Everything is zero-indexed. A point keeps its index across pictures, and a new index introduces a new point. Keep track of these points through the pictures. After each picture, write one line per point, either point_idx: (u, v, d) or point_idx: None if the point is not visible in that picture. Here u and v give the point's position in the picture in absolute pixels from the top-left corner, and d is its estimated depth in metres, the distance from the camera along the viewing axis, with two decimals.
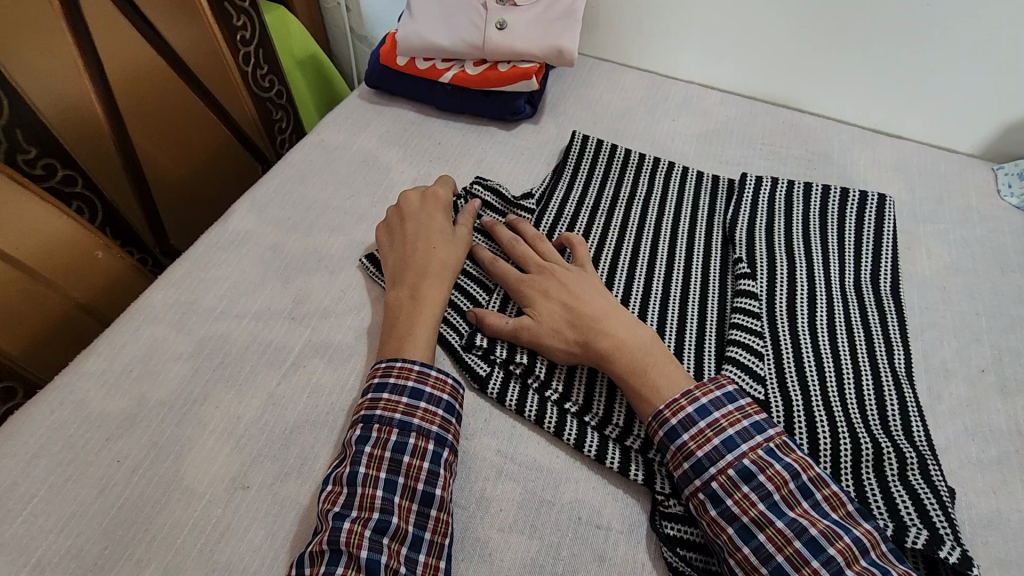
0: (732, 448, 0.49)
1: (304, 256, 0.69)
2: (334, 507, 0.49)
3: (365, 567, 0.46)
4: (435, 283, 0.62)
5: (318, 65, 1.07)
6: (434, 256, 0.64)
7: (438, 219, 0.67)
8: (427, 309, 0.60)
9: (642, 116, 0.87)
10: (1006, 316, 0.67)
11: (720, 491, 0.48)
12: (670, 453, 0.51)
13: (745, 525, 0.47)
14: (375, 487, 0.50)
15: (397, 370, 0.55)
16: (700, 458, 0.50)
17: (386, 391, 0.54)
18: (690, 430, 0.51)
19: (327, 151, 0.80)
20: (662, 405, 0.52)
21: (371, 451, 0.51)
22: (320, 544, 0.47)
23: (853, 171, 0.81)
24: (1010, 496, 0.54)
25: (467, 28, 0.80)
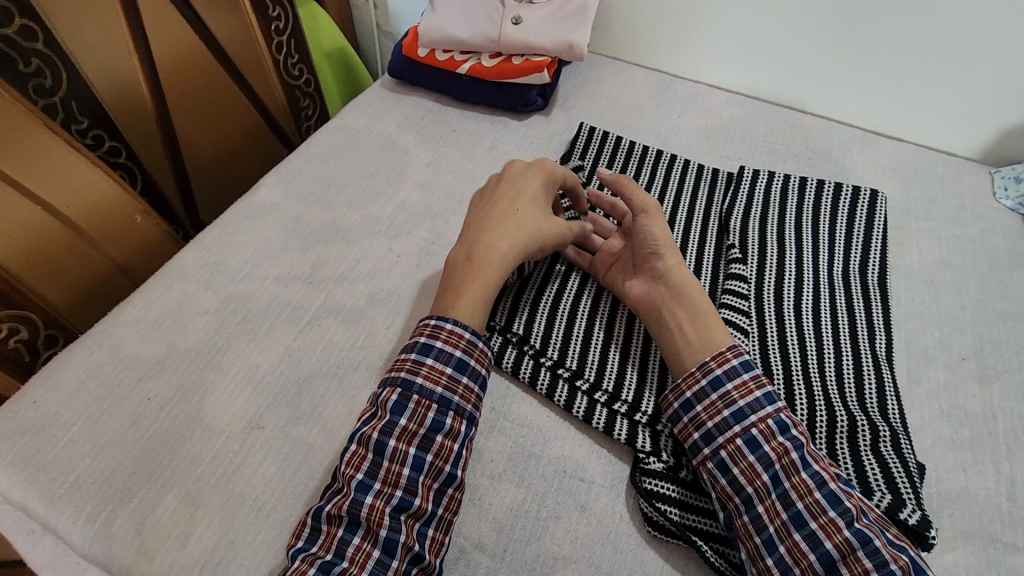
0: (772, 401, 0.52)
1: (323, 227, 0.75)
2: (358, 474, 0.50)
3: (382, 543, 0.48)
4: (494, 247, 0.61)
5: (345, 58, 1.14)
6: (510, 216, 0.63)
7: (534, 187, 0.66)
8: (485, 276, 0.59)
9: (649, 112, 0.91)
10: (992, 310, 0.69)
11: (758, 438, 0.51)
12: (709, 399, 0.53)
13: (776, 472, 0.49)
14: (403, 464, 0.51)
15: (447, 334, 0.56)
16: (741, 406, 0.52)
17: (430, 357, 0.54)
18: (735, 380, 0.53)
19: (350, 134, 0.86)
20: (708, 356, 0.55)
21: (405, 424, 0.52)
22: (338, 509, 0.49)
23: (851, 169, 0.84)
24: (978, 474, 0.57)
25: (485, 23, 0.86)
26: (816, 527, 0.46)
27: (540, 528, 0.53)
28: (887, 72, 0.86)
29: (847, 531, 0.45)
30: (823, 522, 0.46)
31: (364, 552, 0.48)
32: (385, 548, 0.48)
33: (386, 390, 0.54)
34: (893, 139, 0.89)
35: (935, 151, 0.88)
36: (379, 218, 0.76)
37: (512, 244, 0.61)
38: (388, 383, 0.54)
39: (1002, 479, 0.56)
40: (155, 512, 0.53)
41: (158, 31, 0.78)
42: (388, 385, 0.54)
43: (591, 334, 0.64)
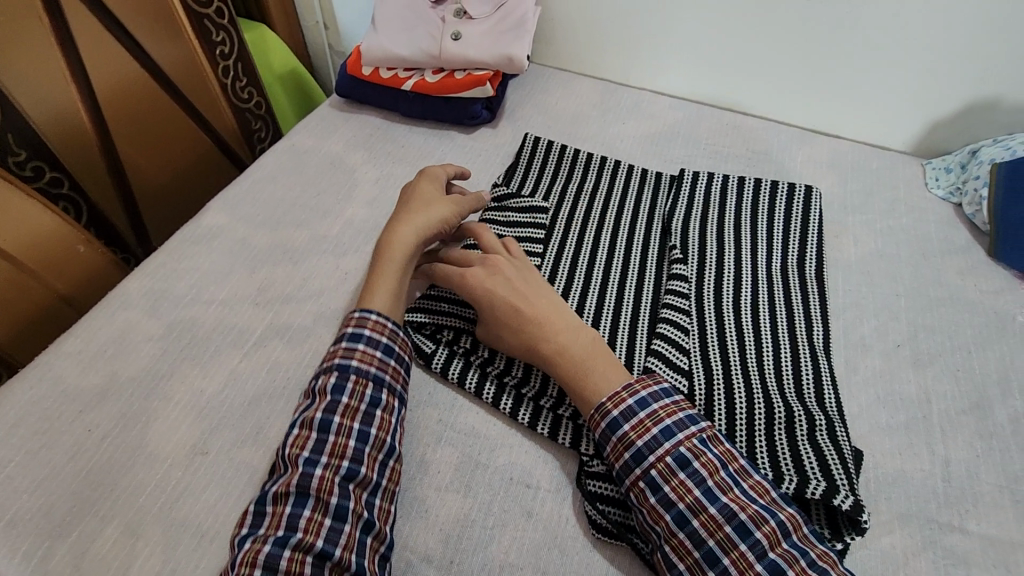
0: (670, 437, 0.51)
1: (271, 248, 0.75)
2: (304, 452, 0.51)
3: (334, 511, 0.49)
4: (395, 233, 0.65)
5: (299, 79, 1.15)
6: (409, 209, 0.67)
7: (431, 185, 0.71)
8: (396, 254, 0.63)
9: (594, 120, 0.93)
10: (925, 296, 0.71)
11: (658, 479, 0.50)
12: (612, 442, 0.52)
13: (680, 512, 0.48)
14: (348, 436, 0.52)
15: (372, 325, 0.58)
16: (640, 447, 0.51)
17: (362, 343, 0.57)
18: (631, 421, 0.52)
19: (298, 155, 0.87)
20: (604, 397, 0.53)
21: (347, 402, 0.54)
22: (286, 486, 0.49)
23: (790, 167, 0.86)
24: (914, 457, 0.58)
25: (425, 39, 0.87)
26: (728, 563, 0.46)
27: (486, 536, 0.53)
28: (819, 73, 0.88)
29: (758, 565, 0.45)
30: (734, 556, 0.46)
31: (316, 522, 0.48)
32: (336, 516, 0.48)
33: (322, 377, 0.56)
34: (830, 136, 0.92)
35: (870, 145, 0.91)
36: (327, 237, 0.76)
37: (413, 226, 0.65)
38: (322, 372, 0.56)
39: (937, 460, 0.58)
40: (95, 543, 0.52)
41: (96, 60, 0.78)
42: (323, 373, 0.56)
43: None
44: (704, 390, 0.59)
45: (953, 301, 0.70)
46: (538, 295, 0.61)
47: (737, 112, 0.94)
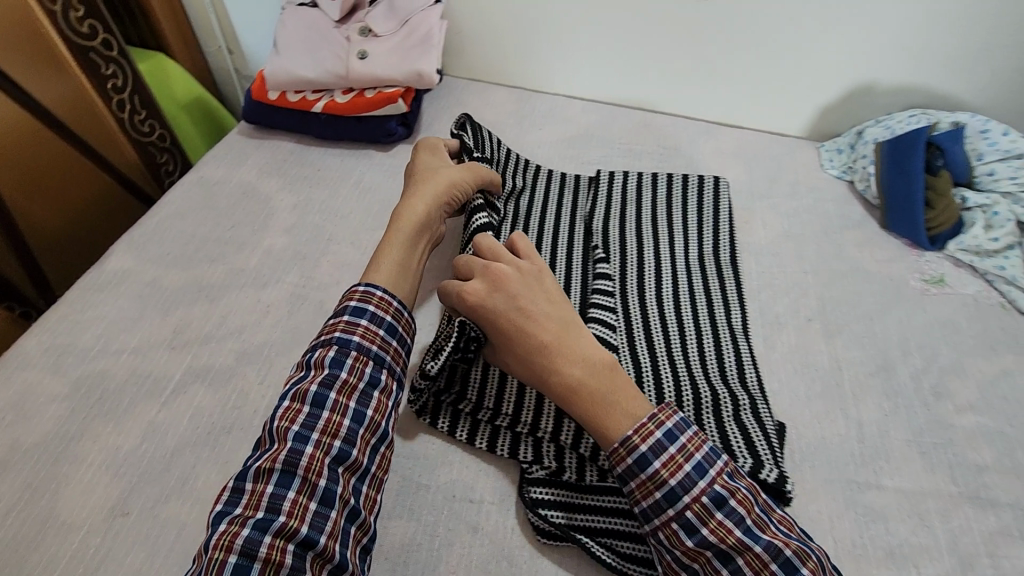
0: (702, 473, 0.47)
1: (185, 288, 0.71)
2: (294, 426, 0.48)
3: (320, 495, 0.46)
4: (410, 205, 0.66)
5: (205, 106, 1.10)
6: (421, 178, 0.69)
7: (429, 160, 0.73)
8: (410, 214, 0.65)
9: (511, 128, 0.94)
10: (829, 271, 0.76)
11: (694, 521, 0.46)
12: (639, 478, 0.48)
13: (723, 552, 0.45)
14: (343, 414, 0.50)
15: (377, 301, 0.56)
16: (673, 486, 0.47)
17: (364, 319, 0.55)
18: (661, 457, 0.48)
19: (207, 187, 0.83)
20: (630, 429, 0.49)
21: (345, 378, 0.51)
22: (272, 462, 0.46)
23: (699, 159, 0.90)
24: (831, 423, 0.62)
25: (330, 59, 0.85)
26: None
27: (432, 559, 0.52)
28: (719, 69, 0.92)
29: None
30: None
31: (301, 505, 0.45)
32: (323, 499, 0.46)
33: (320, 350, 0.53)
34: (733, 127, 0.97)
35: (770, 134, 0.96)
36: (245, 270, 0.74)
37: (425, 195, 0.67)
38: (321, 344, 0.54)
39: (851, 424, 0.62)
40: None
41: None
42: (321, 346, 0.53)
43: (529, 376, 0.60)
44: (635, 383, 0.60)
45: (854, 273, 0.76)
46: (545, 316, 0.54)
47: (646, 111, 0.98)
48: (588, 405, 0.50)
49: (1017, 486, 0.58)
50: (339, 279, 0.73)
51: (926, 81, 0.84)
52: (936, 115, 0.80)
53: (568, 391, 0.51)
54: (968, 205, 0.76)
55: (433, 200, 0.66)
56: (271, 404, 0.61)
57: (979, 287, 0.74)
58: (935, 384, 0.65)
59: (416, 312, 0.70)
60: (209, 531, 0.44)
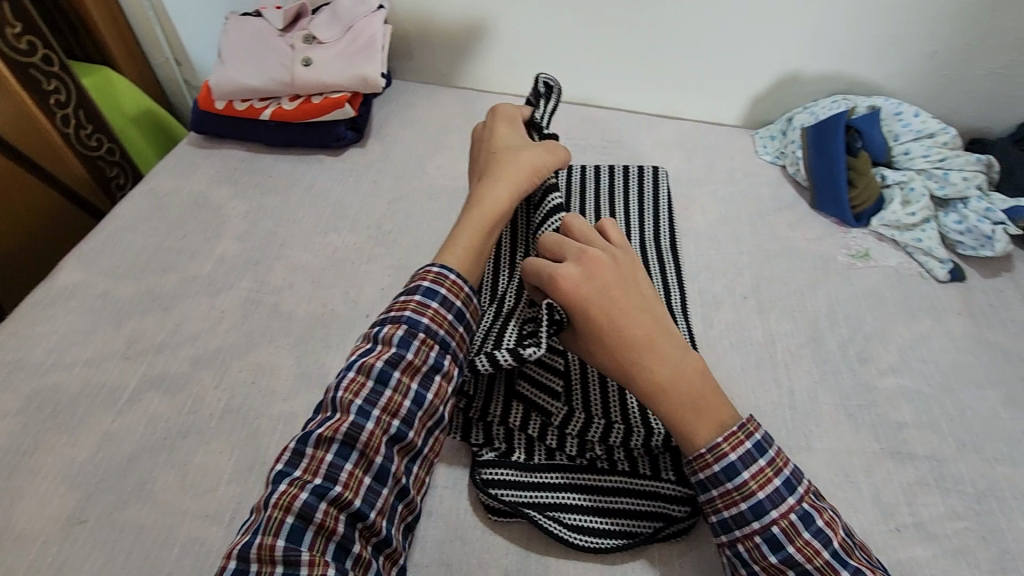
0: (791, 490, 0.48)
1: (137, 298, 0.72)
2: (358, 400, 0.50)
3: (375, 470, 0.49)
4: (490, 186, 0.63)
5: (154, 118, 1.10)
6: (501, 156, 0.66)
7: (509, 135, 0.69)
8: (489, 197, 0.62)
9: (461, 128, 0.97)
10: (763, 251, 0.80)
11: (780, 536, 0.47)
12: (723, 487, 0.49)
13: (807, 571, 0.47)
14: (404, 396, 0.52)
15: (449, 284, 0.56)
16: (761, 500, 0.48)
17: (436, 302, 0.55)
18: (751, 469, 0.48)
19: (157, 199, 0.84)
20: (720, 437, 0.49)
21: (410, 359, 0.52)
22: (334, 432, 0.49)
23: (641, 151, 0.94)
24: (765, 393, 0.66)
25: (275, 67, 0.86)
26: None
27: None
28: (656, 63, 0.95)
29: None
30: None
31: (356, 478, 0.48)
32: (377, 476, 0.49)
33: (388, 327, 0.54)
34: (674, 119, 1.01)
35: (708, 124, 1.01)
36: (198, 277, 0.75)
37: (505, 179, 0.63)
38: (389, 322, 0.54)
39: (783, 391, 0.66)
40: None
41: None
42: (390, 323, 0.54)
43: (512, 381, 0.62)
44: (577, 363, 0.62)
45: (786, 252, 0.80)
46: (637, 313, 0.53)
47: (590, 106, 1.02)
48: (682, 400, 0.50)
49: (933, 440, 0.62)
50: (293, 282, 0.74)
51: (846, 68, 0.90)
52: (853, 99, 0.87)
53: (655, 391, 0.51)
54: (886, 182, 0.82)
55: (517, 188, 0.63)
56: (227, 406, 0.62)
57: (900, 259, 0.79)
58: (861, 351, 0.70)
59: (369, 310, 0.72)
60: (270, 488, 0.48)
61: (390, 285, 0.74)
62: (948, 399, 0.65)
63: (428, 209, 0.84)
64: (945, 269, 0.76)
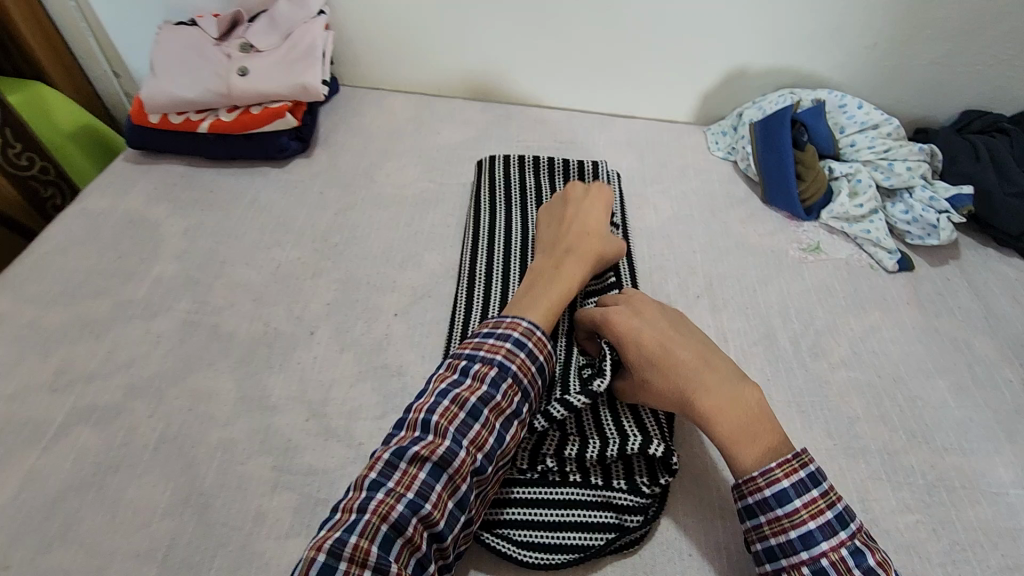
0: (845, 525, 0.46)
1: (66, 326, 0.69)
2: (451, 429, 0.50)
3: (459, 497, 0.49)
4: (576, 265, 0.64)
5: (93, 132, 1.05)
6: (589, 240, 0.67)
7: (600, 217, 0.70)
8: (574, 272, 0.63)
9: (410, 134, 0.95)
10: (716, 248, 0.80)
11: (830, 571, 0.45)
12: (771, 512, 0.48)
13: None
14: (490, 433, 0.51)
15: (536, 338, 0.56)
16: (812, 530, 0.46)
17: (525, 350, 0.55)
18: (803, 496, 0.47)
19: (89, 219, 0.80)
20: (774, 462, 0.49)
21: (500, 400, 0.52)
22: (431, 453, 0.49)
23: (594, 151, 0.93)
24: None
25: (210, 78, 0.83)
26: None
27: None
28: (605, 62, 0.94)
29: None
30: None
31: (443, 500, 0.48)
32: (459, 502, 0.49)
33: (480, 365, 0.54)
34: (626, 118, 1.00)
35: (660, 121, 1.00)
36: (132, 301, 0.71)
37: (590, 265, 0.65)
38: (480, 359, 0.54)
39: None
40: None
41: None
42: (481, 361, 0.54)
43: None
44: None
45: (739, 248, 0.80)
46: (690, 348, 0.55)
47: (542, 108, 1.00)
48: (732, 422, 0.51)
49: (884, 432, 0.62)
50: (233, 301, 0.72)
51: (792, 62, 0.90)
52: (799, 93, 0.87)
53: (710, 418, 0.52)
54: (834, 174, 0.82)
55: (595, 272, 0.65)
56: (162, 436, 0.60)
57: (850, 251, 0.79)
58: (812, 345, 0.69)
59: (314, 327, 0.69)
60: (364, 492, 0.47)
61: (336, 299, 0.72)
62: (898, 390, 0.65)
63: (376, 219, 0.82)
64: (893, 259, 0.77)
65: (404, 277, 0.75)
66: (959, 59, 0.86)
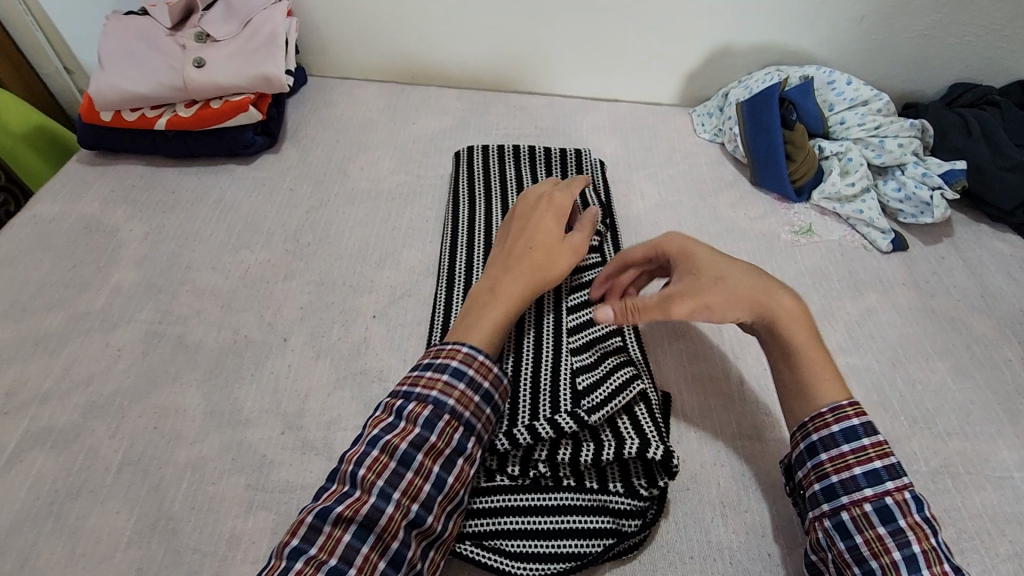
0: (904, 471, 0.46)
1: (18, 342, 0.64)
2: (379, 483, 0.46)
3: (391, 556, 0.45)
4: (513, 281, 0.57)
5: (49, 133, 0.98)
6: (532, 251, 0.60)
7: (549, 222, 0.62)
8: (510, 291, 0.57)
9: (384, 124, 0.90)
10: (706, 234, 0.77)
11: (893, 508, 0.44)
12: (837, 449, 0.47)
13: (913, 555, 0.43)
14: (425, 479, 0.47)
15: (478, 364, 0.51)
16: (878, 468, 0.46)
17: (464, 382, 0.51)
18: (872, 437, 0.47)
19: (41, 226, 0.75)
20: (845, 401, 0.49)
21: (435, 442, 0.48)
22: (354, 513, 0.45)
23: (577, 136, 0.90)
24: (713, 385, 0.63)
25: (165, 72, 0.78)
26: None
27: None
28: (583, 43, 0.91)
29: None
30: None
31: (372, 562, 0.44)
32: (393, 561, 0.45)
33: (414, 405, 0.49)
34: (609, 102, 0.97)
35: (643, 104, 0.97)
36: (89, 312, 0.66)
37: (530, 281, 0.58)
38: (415, 398, 0.50)
39: (732, 381, 0.63)
40: None
41: None
42: (416, 400, 0.50)
43: None
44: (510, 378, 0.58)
45: (729, 234, 0.77)
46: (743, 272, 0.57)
47: (521, 94, 0.96)
48: (806, 335, 0.52)
49: (886, 419, 0.60)
50: (199, 308, 0.67)
51: (777, 39, 0.87)
52: (786, 70, 0.84)
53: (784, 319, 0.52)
54: (825, 154, 0.79)
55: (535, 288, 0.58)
56: (126, 458, 0.56)
57: (843, 233, 0.77)
58: None
59: (287, 334, 0.65)
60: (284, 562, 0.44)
61: (310, 303, 0.68)
62: (897, 374, 0.63)
63: (351, 216, 0.78)
64: (887, 239, 0.74)
65: (382, 277, 0.71)
66: (946, 31, 0.83)
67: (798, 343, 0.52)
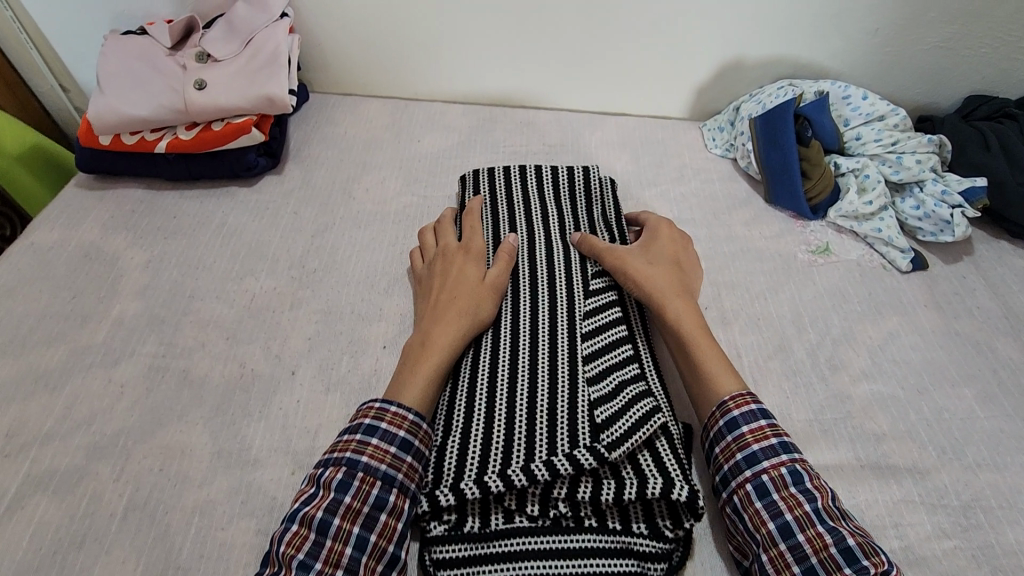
0: (787, 450, 0.51)
1: (18, 379, 0.62)
2: (298, 555, 0.47)
3: None
4: (440, 330, 0.60)
5: (45, 153, 0.96)
6: (451, 299, 0.62)
7: (461, 268, 0.65)
8: (439, 340, 0.59)
9: (388, 143, 0.88)
10: (722, 254, 0.75)
11: (768, 484, 0.49)
12: (723, 441, 0.53)
13: (787, 523, 0.47)
14: (346, 542, 0.48)
15: (391, 415, 0.53)
16: (755, 450, 0.51)
17: (376, 437, 0.52)
18: (750, 424, 0.52)
19: (39, 254, 0.73)
20: (726, 396, 0.55)
21: (350, 502, 0.49)
22: None
23: (585, 152, 0.88)
24: None
25: (165, 93, 0.76)
26: None
27: None
28: (592, 57, 0.89)
29: None
30: None
31: None
32: None
33: (329, 469, 0.51)
34: (619, 116, 0.95)
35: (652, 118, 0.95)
36: (91, 346, 0.64)
37: (457, 325, 0.60)
38: (332, 463, 0.51)
39: None
40: None
41: None
42: (332, 465, 0.51)
43: (468, 436, 0.54)
44: (526, 414, 0.55)
45: (744, 253, 0.75)
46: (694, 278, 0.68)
47: (528, 109, 0.95)
48: (695, 325, 0.60)
49: (914, 449, 0.58)
50: (205, 341, 0.65)
51: (789, 52, 0.85)
52: (800, 85, 0.83)
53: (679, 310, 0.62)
54: (841, 171, 0.78)
55: (464, 333, 0.60)
56: (131, 503, 0.54)
57: (861, 252, 0.75)
58: (831, 357, 0.65)
59: (295, 367, 0.63)
60: None
61: (318, 333, 0.66)
62: (923, 402, 0.62)
63: (357, 240, 0.76)
64: (907, 259, 0.73)
65: (391, 304, 0.69)
66: (963, 42, 0.82)
67: (688, 330, 0.60)
